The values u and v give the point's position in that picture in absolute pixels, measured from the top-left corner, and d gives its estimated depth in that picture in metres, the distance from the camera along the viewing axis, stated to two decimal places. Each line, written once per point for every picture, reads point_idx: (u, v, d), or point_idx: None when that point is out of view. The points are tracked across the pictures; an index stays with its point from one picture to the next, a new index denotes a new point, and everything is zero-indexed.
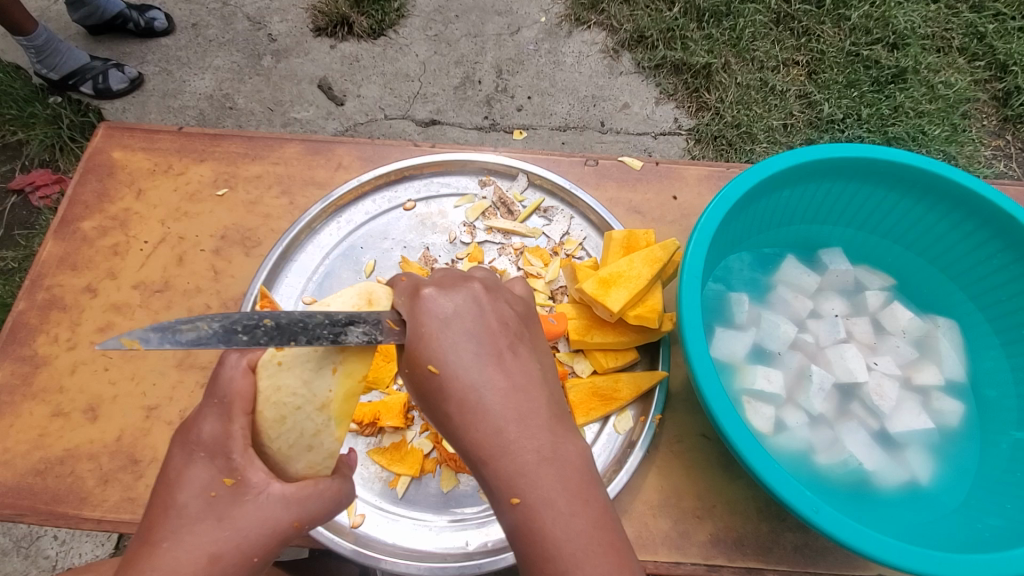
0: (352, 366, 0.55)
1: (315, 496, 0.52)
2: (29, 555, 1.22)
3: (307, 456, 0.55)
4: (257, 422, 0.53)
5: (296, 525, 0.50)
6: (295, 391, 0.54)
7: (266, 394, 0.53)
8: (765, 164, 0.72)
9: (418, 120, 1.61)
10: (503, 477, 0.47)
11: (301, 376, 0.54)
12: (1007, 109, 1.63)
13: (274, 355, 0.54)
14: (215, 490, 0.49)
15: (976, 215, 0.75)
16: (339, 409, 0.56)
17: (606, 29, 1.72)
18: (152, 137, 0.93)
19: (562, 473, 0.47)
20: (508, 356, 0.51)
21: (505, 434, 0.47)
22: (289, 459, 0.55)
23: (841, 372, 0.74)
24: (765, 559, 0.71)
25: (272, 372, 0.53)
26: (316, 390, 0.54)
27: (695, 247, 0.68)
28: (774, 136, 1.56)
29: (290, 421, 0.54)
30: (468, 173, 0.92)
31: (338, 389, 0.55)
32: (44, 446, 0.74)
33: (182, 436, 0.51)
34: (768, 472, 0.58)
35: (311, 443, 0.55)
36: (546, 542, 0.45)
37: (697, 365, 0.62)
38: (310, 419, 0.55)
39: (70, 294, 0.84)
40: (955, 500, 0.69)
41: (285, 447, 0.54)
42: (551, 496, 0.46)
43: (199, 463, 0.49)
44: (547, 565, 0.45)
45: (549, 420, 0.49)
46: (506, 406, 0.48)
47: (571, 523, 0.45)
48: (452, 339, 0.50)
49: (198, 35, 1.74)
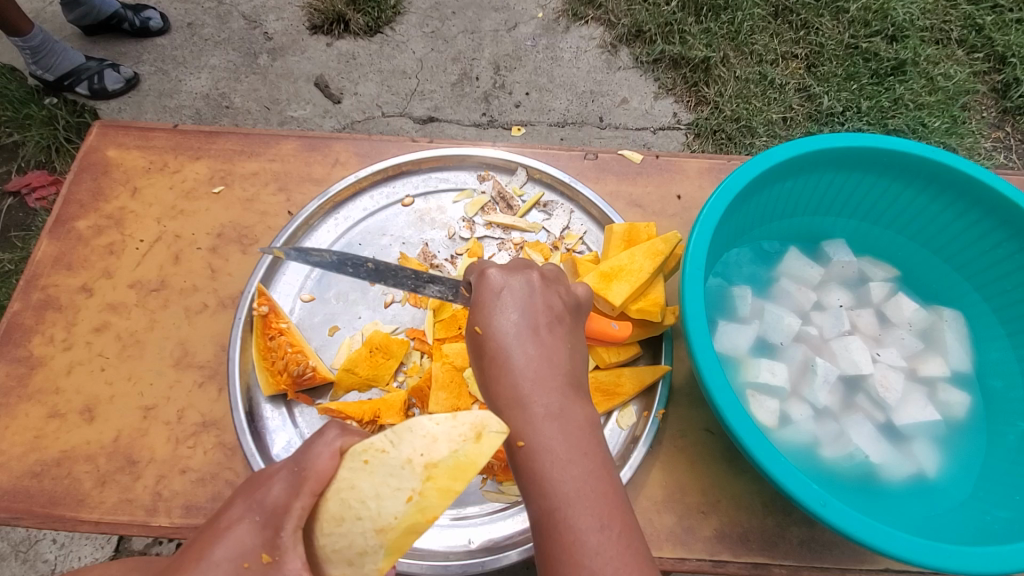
0: (430, 500, 0.43)
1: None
2: (29, 559, 1.22)
3: (346, 574, 0.44)
4: (321, 508, 0.45)
5: None
6: (362, 499, 0.44)
7: (338, 485, 0.45)
8: (767, 154, 0.71)
9: (416, 118, 1.60)
10: (513, 424, 0.50)
11: (377, 486, 0.44)
12: (1006, 100, 1.61)
13: (364, 450, 0.45)
14: (249, 560, 0.42)
15: (980, 204, 0.74)
16: (397, 543, 0.43)
17: (603, 24, 1.71)
18: (147, 135, 0.92)
19: (564, 461, 0.47)
20: (542, 334, 0.54)
21: (511, 417, 0.50)
22: (327, 563, 0.45)
23: (845, 364, 0.73)
24: (771, 554, 0.70)
25: (354, 466, 0.45)
26: (382, 508, 0.44)
27: (697, 239, 0.67)
28: (774, 129, 1.55)
29: (345, 526, 0.44)
30: (467, 168, 0.91)
31: (404, 519, 0.43)
32: (40, 448, 0.74)
33: (227, 464, 0.49)
34: (773, 465, 0.57)
35: (353, 560, 0.44)
36: (544, 482, 0.47)
37: (699, 358, 0.61)
38: (363, 535, 0.44)
39: (65, 295, 0.83)
40: (963, 492, 0.68)
41: (330, 551, 0.44)
42: (551, 444, 0.48)
43: (233, 490, 0.47)
44: (543, 501, 0.46)
45: (552, 402, 0.50)
46: (516, 385, 0.51)
47: (567, 468, 0.47)
48: (503, 308, 0.55)
49: (193, 34, 1.73)
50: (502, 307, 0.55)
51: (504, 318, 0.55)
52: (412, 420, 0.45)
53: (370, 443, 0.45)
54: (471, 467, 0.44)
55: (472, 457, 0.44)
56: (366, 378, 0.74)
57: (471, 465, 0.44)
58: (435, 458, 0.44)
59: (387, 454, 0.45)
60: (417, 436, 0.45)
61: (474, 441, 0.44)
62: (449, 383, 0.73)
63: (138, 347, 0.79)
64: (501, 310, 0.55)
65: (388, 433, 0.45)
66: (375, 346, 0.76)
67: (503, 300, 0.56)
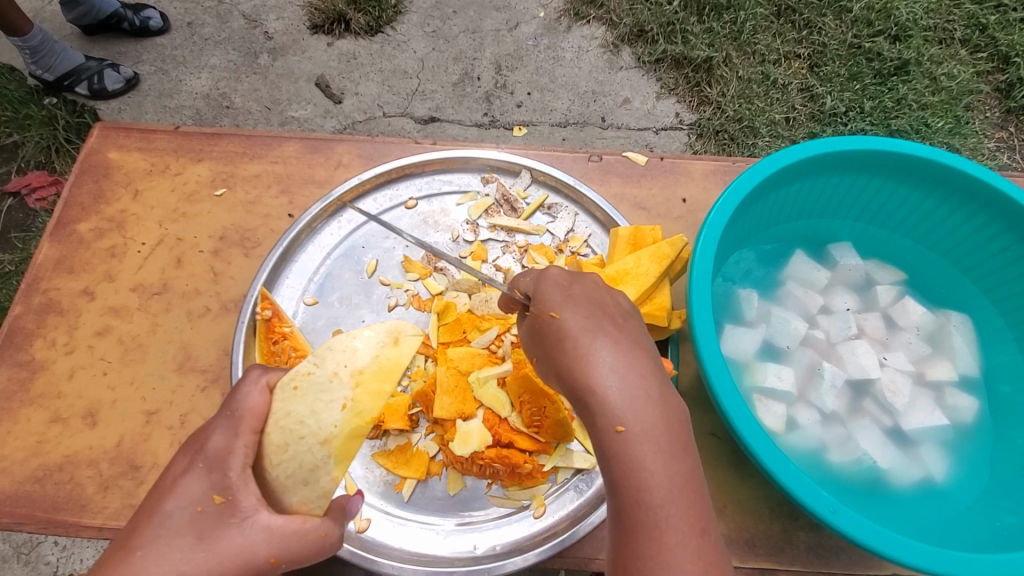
0: (362, 404, 0.53)
1: (298, 533, 0.49)
2: (30, 562, 1.21)
3: (303, 491, 0.52)
4: (263, 443, 0.52)
5: (272, 561, 0.48)
6: (302, 421, 0.51)
7: (276, 417, 0.52)
8: (774, 158, 0.71)
9: (417, 118, 1.60)
10: (609, 405, 0.47)
11: (312, 404, 0.52)
12: (1010, 101, 1.61)
13: (293, 379, 0.53)
14: (202, 505, 0.48)
15: (988, 207, 0.73)
16: (342, 447, 0.53)
17: (605, 23, 1.70)
18: (148, 137, 0.92)
19: (667, 456, 0.46)
20: (622, 322, 0.53)
21: (608, 398, 0.47)
22: (284, 489, 0.52)
23: (853, 369, 0.73)
24: (777, 560, 0.70)
25: (286, 395, 0.52)
26: (322, 422, 0.51)
27: (704, 243, 0.66)
28: (777, 130, 1.54)
29: (292, 450, 0.51)
30: (470, 170, 0.90)
31: (345, 426, 0.52)
32: (43, 453, 0.73)
33: (190, 445, 0.51)
34: (783, 472, 0.57)
35: (307, 478, 0.52)
36: (644, 476, 0.46)
37: (707, 362, 0.61)
38: (311, 452, 0.51)
39: (67, 298, 0.82)
40: (971, 498, 0.68)
41: (283, 476, 0.51)
42: (655, 433, 0.47)
43: (196, 473, 0.49)
44: (642, 495, 0.45)
45: (653, 386, 0.48)
46: (614, 365, 0.49)
47: (670, 463, 0.46)
48: (573, 296, 0.54)
49: (193, 33, 1.72)
50: (575, 295, 0.54)
51: (583, 307, 0.53)
52: (330, 343, 0.54)
53: (298, 371, 0.53)
54: (393, 369, 0.54)
55: (392, 360, 0.55)
56: None
57: (392, 368, 0.54)
58: (359, 365, 0.53)
59: (316, 374, 0.52)
60: (340, 352, 0.53)
61: (395, 350, 0.55)
62: (455, 388, 0.72)
63: (140, 351, 0.79)
64: (574, 298, 0.54)
65: (312, 359, 0.53)
66: None
67: (574, 289, 0.55)
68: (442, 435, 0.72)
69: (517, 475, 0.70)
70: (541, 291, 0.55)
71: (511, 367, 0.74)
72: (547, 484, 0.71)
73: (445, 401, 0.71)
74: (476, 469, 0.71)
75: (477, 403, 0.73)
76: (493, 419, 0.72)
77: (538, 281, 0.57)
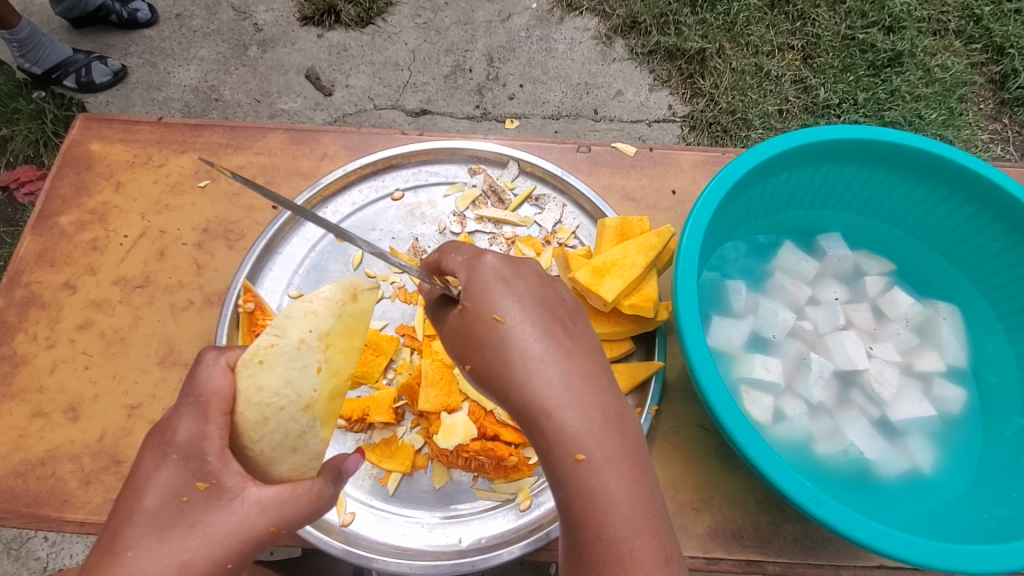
0: (337, 364, 0.52)
1: (291, 500, 0.49)
2: (19, 557, 1.21)
3: (292, 458, 0.52)
4: (237, 422, 0.50)
5: (272, 530, 0.48)
6: (277, 392, 0.50)
7: (247, 394, 0.49)
8: (761, 148, 0.70)
9: (408, 111, 1.58)
10: (568, 431, 0.47)
11: (284, 374, 0.50)
12: (1004, 92, 1.60)
13: (255, 353, 0.50)
14: (188, 494, 0.47)
15: (978, 197, 0.73)
16: (324, 410, 0.52)
17: (598, 15, 1.69)
18: (130, 129, 0.90)
19: (630, 483, 0.47)
20: (570, 323, 0.53)
21: (566, 423, 0.48)
22: (271, 461, 0.51)
23: (840, 359, 0.72)
24: (765, 552, 0.69)
25: (252, 371, 0.50)
26: (300, 390, 0.51)
27: (691, 233, 0.66)
28: (769, 122, 1.53)
29: (273, 423, 0.50)
30: (457, 161, 0.89)
31: (323, 389, 0.51)
32: (25, 447, 0.72)
33: (157, 436, 0.48)
34: (768, 464, 0.56)
35: (294, 445, 0.51)
36: (607, 505, 0.46)
37: (692, 354, 0.60)
38: (294, 420, 0.51)
39: (48, 291, 0.81)
40: (958, 488, 0.68)
41: (268, 449, 0.51)
42: (616, 458, 0.47)
43: (172, 465, 0.47)
44: (605, 529, 0.46)
45: (609, 405, 0.50)
46: (571, 387, 0.49)
47: (632, 488, 0.47)
48: (517, 291, 0.53)
49: (181, 25, 1.70)
50: (519, 292, 0.53)
51: (527, 309, 0.52)
52: (286, 310, 0.51)
53: (259, 345, 0.50)
54: (358, 324, 0.54)
55: (356, 317, 0.53)
56: (355, 375, 0.73)
57: (356, 324, 0.53)
58: (325, 328, 0.51)
59: (280, 345, 0.50)
60: (301, 318, 0.51)
61: (356, 306, 0.53)
62: (440, 380, 0.72)
63: (122, 345, 0.78)
64: (518, 296, 0.53)
65: (271, 330, 0.51)
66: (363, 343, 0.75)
67: (517, 284, 0.53)
68: (427, 428, 0.72)
69: (503, 468, 0.70)
70: (478, 285, 0.53)
71: None
72: (532, 477, 0.71)
73: (430, 394, 0.70)
74: (462, 462, 0.70)
75: (463, 396, 0.73)
76: (478, 412, 0.72)
77: (471, 267, 0.55)
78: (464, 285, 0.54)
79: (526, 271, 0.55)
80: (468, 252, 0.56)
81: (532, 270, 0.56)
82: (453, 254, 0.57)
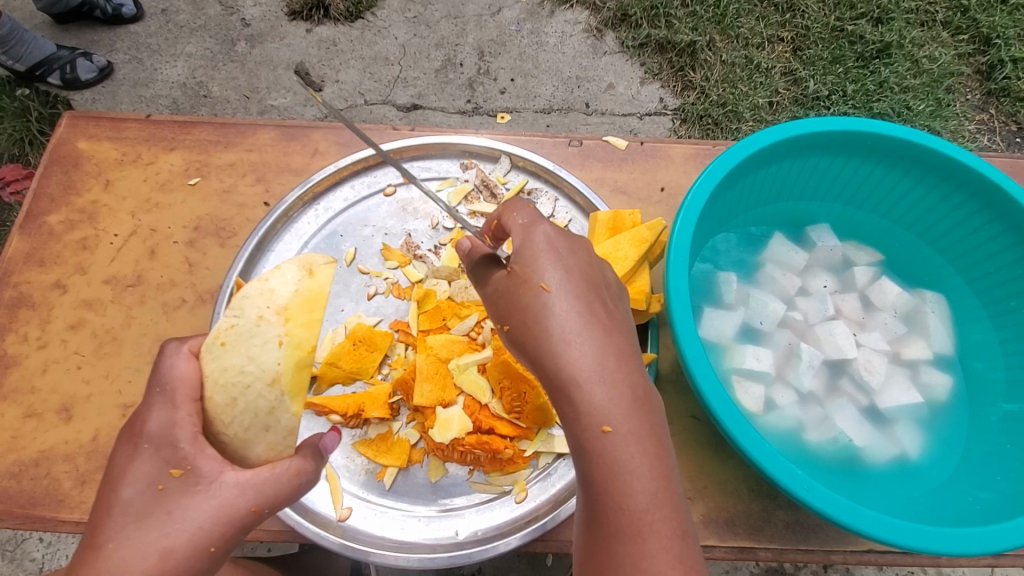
0: (299, 337, 0.50)
1: (271, 480, 0.49)
2: (15, 558, 1.20)
3: (266, 437, 0.51)
4: (207, 409, 0.50)
5: (254, 510, 0.48)
6: (241, 370, 0.50)
7: (213, 376, 0.50)
8: (750, 140, 0.70)
9: (399, 105, 1.58)
10: (596, 406, 0.49)
11: (246, 352, 0.50)
12: (989, 83, 1.62)
13: (218, 337, 0.50)
14: (163, 482, 0.47)
15: (964, 187, 0.74)
16: (291, 384, 0.50)
17: (588, 8, 1.69)
18: (118, 126, 0.90)
19: (652, 458, 0.49)
20: (611, 304, 0.55)
21: (595, 397, 0.49)
22: (247, 444, 0.51)
23: (829, 349, 0.73)
24: (756, 538, 0.70)
25: (216, 354, 0.50)
26: (262, 366, 0.49)
27: (682, 226, 0.66)
28: (760, 114, 1.54)
29: (241, 403, 0.50)
30: (449, 156, 0.89)
31: (287, 362, 0.50)
32: (18, 448, 0.72)
33: (130, 429, 0.49)
34: (760, 454, 0.57)
35: (267, 423, 0.50)
36: (628, 477, 0.47)
37: (685, 345, 0.61)
38: (262, 397, 0.50)
39: (38, 291, 0.81)
40: (944, 473, 0.69)
41: (241, 431, 0.50)
42: (640, 434, 0.49)
43: (144, 455, 0.48)
44: (628, 500, 0.47)
45: (637, 384, 0.51)
46: (603, 362, 0.50)
47: (655, 465, 0.48)
48: (568, 267, 0.55)
49: (168, 20, 1.68)
50: (569, 266, 0.55)
51: (576, 285, 0.54)
52: (245, 291, 0.51)
53: (221, 328, 0.51)
54: (318, 298, 0.52)
55: (315, 290, 0.52)
56: (349, 371, 0.73)
57: (316, 297, 0.52)
58: (282, 303, 0.50)
59: (240, 325, 0.50)
60: (257, 296, 0.51)
61: (312, 279, 0.52)
62: (435, 375, 0.72)
63: (115, 344, 0.78)
64: (567, 269, 0.54)
65: (231, 312, 0.51)
66: (359, 339, 0.75)
67: (568, 259, 0.55)
68: (423, 423, 0.72)
69: (498, 460, 0.70)
70: (530, 252, 0.55)
71: (490, 354, 0.75)
72: (528, 469, 0.71)
73: (425, 389, 0.70)
74: (457, 456, 0.71)
75: (458, 391, 0.73)
76: (473, 406, 0.72)
77: (527, 233, 0.56)
78: (517, 248, 0.56)
79: (578, 247, 0.57)
80: (529, 213, 0.58)
81: (583, 248, 0.57)
82: (516, 213, 0.58)
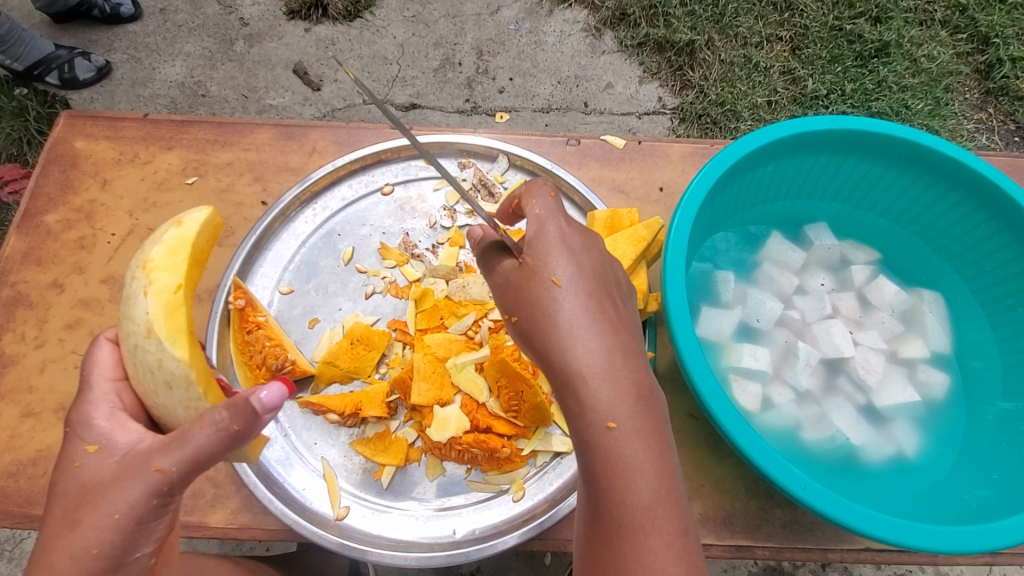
0: (164, 281, 0.55)
1: (174, 437, 0.47)
2: (14, 558, 1.20)
3: (173, 393, 0.53)
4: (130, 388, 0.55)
5: (158, 469, 0.46)
6: (127, 330, 0.54)
7: (121, 350, 0.55)
8: (747, 139, 0.70)
9: (398, 104, 1.58)
10: (602, 401, 0.49)
11: (127, 312, 0.54)
12: (988, 82, 1.62)
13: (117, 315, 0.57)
14: (80, 459, 0.49)
15: (961, 186, 0.74)
16: (168, 325, 0.53)
17: (587, 7, 1.69)
18: (116, 126, 0.90)
19: (656, 455, 0.49)
20: (619, 302, 0.55)
21: (600, 393, 0.49)
22: (169, 410, 0.54)
23: (827, 348, 0.73)
24: (753, 536, 0.71)
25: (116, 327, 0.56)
26: (136, 317, 0.53)
27: (680, 225, 0.66)
28: (759, 113, 1.54)
29: (138, 363, 0.53)
30: (446, 156, 0.89)
31: (155, 306, 0.53)
32: (15, 448, 0.72)
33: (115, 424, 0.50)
34: (757, 452, 0.57)
35: (166, 377, 0.52)
36: (632, 472, 0.48)
37: (682, 344, 0.61)
38: (147, 349, 0.53)
39: (36, 291, 0.81)
40: (941, 471, 0.70)
41: (153, 394, 0.53)
42: (645, 430, 0.49)
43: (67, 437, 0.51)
44: (631, 496, 0.47)
45: (642, 382, 0.51)
46: (610, 359, 0.51)
47: (659, 462, 0.48)
48: (580, 263, 0.55)
49: (166, 20, 1.68)
50: (581, 262, 0.55)
51: (587, 282, 0.54)
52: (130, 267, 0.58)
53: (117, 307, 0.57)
54: (181, 242, 0.57)
55: (179, 236, 0.57)
56: (347, 370, 0.73)
57: (180, 242, 0.57)
58: (149, 256, 0.56)
59: (123, 292, 0.56)
60: (134, 263, 0.57)
61: (179, 228, 0.57)
62: (432, 374, 0.72)
63: None
64: (578, 265, 0.55)
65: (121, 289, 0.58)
66: (353, 337, 0.75)
67: (580, 256, 0.56)
68: (420, 422, 0.72)
69: (496, 459, 0.70)
70: (543, 245, 0.55)
71: (488, 353, 0.75)
72: (526, 467, 0.71)
73: (422, 388, 0.70)
74: (454, 455, 0.71)
75: (455, 389, 0.73)
76: (471, 405, 0.72)
77: (540, 226, 0.57)
78: (530, 241, 0.57)
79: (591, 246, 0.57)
80: (547, 203, 0.58)
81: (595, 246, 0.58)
82: (534, 201, 0.59)
